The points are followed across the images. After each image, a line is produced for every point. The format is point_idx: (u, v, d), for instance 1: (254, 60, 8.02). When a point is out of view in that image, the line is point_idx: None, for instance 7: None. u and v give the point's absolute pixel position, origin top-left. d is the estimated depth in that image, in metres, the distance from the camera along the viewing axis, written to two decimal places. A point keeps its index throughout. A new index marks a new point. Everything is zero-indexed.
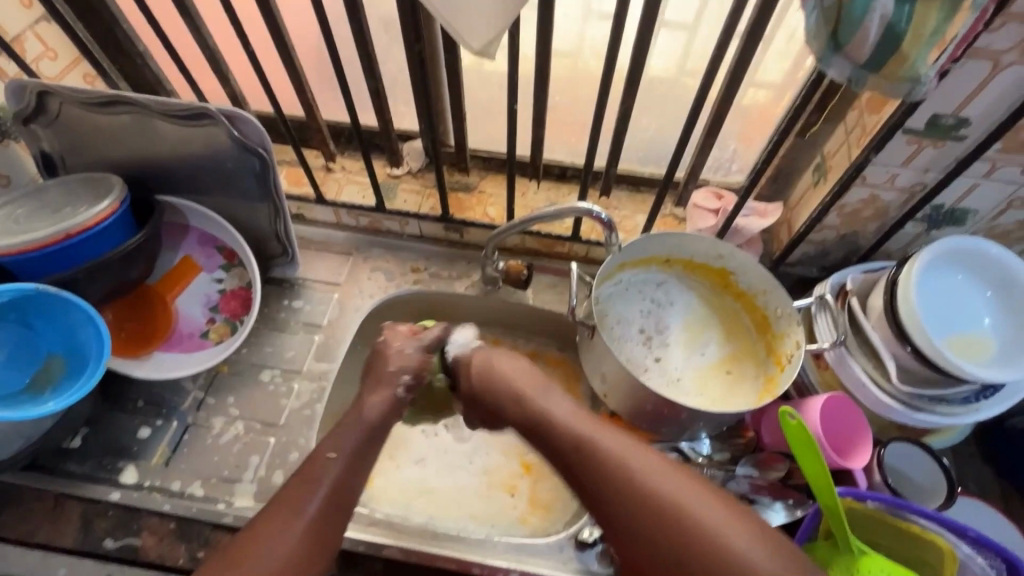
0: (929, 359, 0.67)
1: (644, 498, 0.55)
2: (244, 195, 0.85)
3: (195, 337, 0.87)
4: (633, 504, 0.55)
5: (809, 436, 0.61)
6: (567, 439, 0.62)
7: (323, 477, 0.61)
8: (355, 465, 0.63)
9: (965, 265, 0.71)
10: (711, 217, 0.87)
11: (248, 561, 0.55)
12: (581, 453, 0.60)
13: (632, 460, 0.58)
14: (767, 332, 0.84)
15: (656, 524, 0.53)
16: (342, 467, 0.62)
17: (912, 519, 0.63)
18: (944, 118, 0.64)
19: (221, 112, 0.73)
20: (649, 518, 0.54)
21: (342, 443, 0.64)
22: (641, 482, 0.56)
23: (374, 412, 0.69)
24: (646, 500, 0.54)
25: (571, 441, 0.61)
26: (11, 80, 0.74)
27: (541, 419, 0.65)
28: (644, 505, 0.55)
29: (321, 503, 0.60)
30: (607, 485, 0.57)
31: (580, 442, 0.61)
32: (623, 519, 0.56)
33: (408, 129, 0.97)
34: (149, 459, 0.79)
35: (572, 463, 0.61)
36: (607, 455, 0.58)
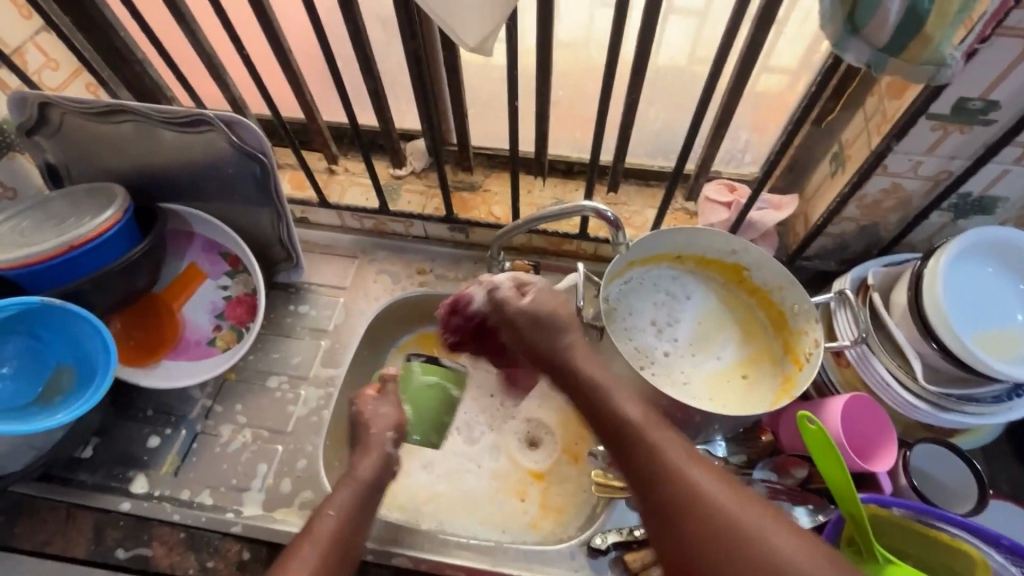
0: (956, 356, 0.64)
1: (725, 529, 0.52)
2: (245, 200, 0.84)
3: (202, 345, 0.86)
4: (712, 538, 0.52)
5: (830, 441, 0.58)
6: (647, 454, 0.57)
7: (327, 533, 0.61)
8: (355, 523, 0.63)
9: (994, 256, 0.67)
10: (722, 210, 0.84)
11: None
12: (659, 471, 0.56)
13: (718, 490, 0.54)
14: (784, 329, 0.80)
15: (722, 536, 0.51)
16: (346, 527, 0.62)
17: (941, 526, 0.59)
18: (971, 102, 0.60)
19: (218, 118, 0.73)
20: (712, 531, 0.52)
21: (340, 501, 0.64)
22: (710, 503, 0.53)
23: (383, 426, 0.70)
24: (730, 536, 0.51)
25: (633, 438, 0.59)
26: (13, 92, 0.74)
27: (602, 417, 0.62)
28: (705, 517, 0.53)
29: (324, 561, 0.58)
30: (684, 514, 0.54)
31: (661, 456, 0.57)
32: (679, 529, 0.54)
33: (410, 129, 0.95)
34: (159, 468, 0.79)
35: (645, 480, 0.57)
36: (693, 486, 0.54)
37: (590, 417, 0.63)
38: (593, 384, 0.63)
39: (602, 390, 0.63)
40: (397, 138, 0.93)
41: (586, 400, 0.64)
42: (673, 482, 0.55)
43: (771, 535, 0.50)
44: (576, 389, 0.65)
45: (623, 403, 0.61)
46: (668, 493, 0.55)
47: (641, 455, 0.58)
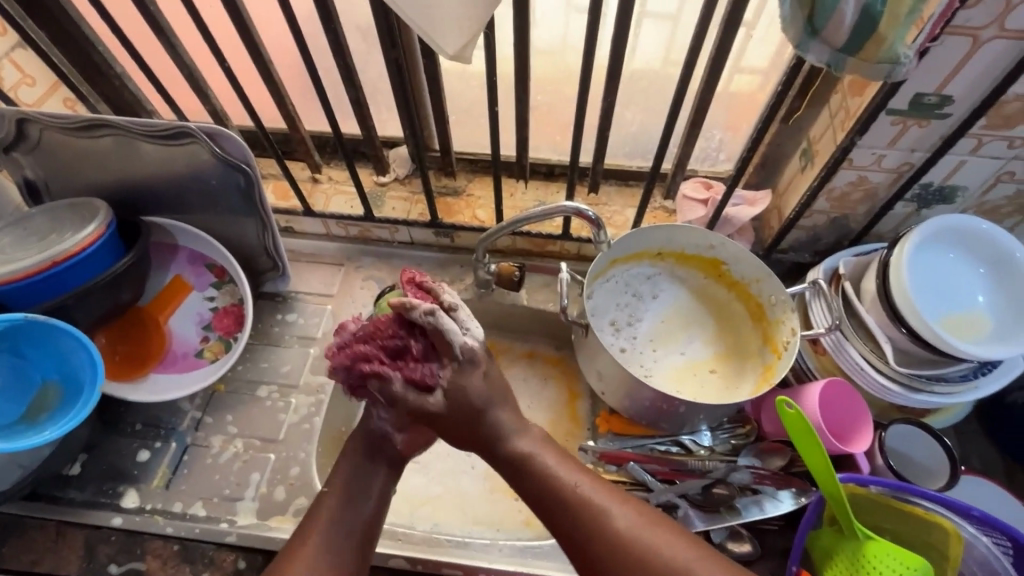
0: (924, 339, 0.67)
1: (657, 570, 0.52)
2: (229, 210, 0.85)
3: (189, 357, 0.86)
4: None
5: (807, 425, 0.61)
6: (571, 504, 0.57)
7: (337, 501, 0.62)
8: (357, 500, 0.62)
9: (956, 242, 0.71)
10: (699, 208, 0.86)
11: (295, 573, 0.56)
12: (584, 519, 0.56)
13: (640, 525, 0.55)
14: (763, 320, 0.83)
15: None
16: (351, 507, 0.61)
17: (916, 502, 0.62)
18: (927, 97, 0.63)
19: (201, 130, 0.73)
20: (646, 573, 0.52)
21: (337, 481, 0.63)
22: (643, 546, 0.53)
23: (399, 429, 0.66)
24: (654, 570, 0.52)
25: (557, 488, 0.58)
26: None
27: (525, 469, 0.61)
28: (637, 560, 0.53)
29: (335, 523, 0.60)
30: (608, 554, 0.54)
31: (589, 504, 0.56)
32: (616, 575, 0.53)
33: (392, 136, 0.96)
34: (150, 482, 0.78)
35: (571, 530, 0.56)
36: (617, 526, 0.55)
37: (510, 473, 0.62)
38: (505, 442, 0.62)
39: (520, 449, 0.62)
40: (380, 146, 0.94)
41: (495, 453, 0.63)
42: (595, 524, 0.55)
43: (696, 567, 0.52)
44: (487, 448, 0.63)
45: (543, 456, 0.61)
46: (595, 538, 0.55)
47: (564, 507, 0.57)
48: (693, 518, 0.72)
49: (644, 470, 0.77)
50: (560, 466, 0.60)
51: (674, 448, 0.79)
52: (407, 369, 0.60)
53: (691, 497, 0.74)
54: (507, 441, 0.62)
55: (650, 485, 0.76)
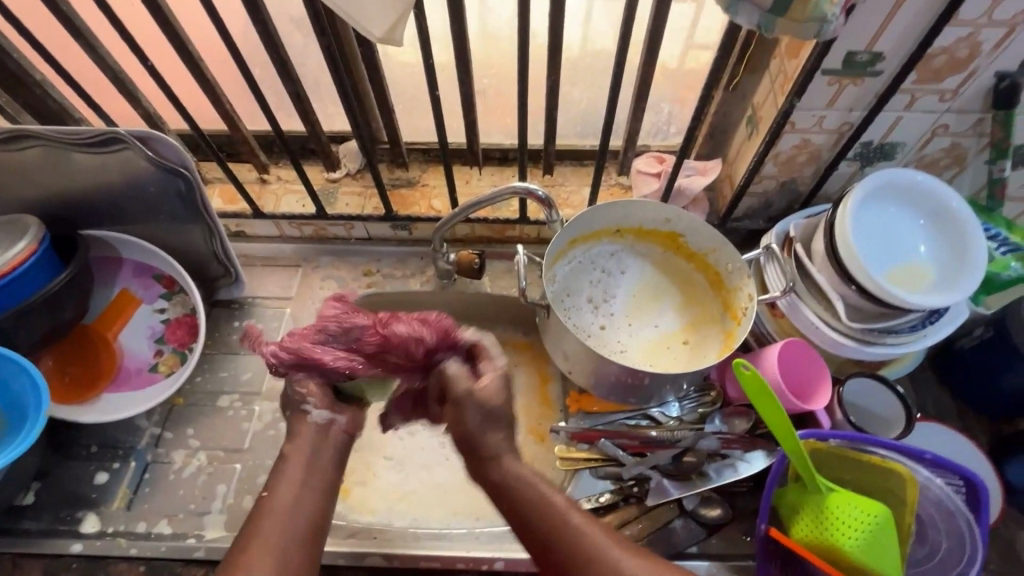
0: (871, 294, 0.68)
1: None
2: (173, 218, 0.81)
3: (143, 373, 0.83)
4: None
5: (763, 384, 0.62)
6: (568, 543, 0.56)
7: (280, 503, 0.58)
8: (304, 501, 0.58)
9: (896, 196, 0.72)
10: (653, 181, 0.86)
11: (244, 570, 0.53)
12: (579, 557, 0.55)
13: (627, 556, 0.55)
14: (721, 289, 0.84)
15: None
16: (294, 508, 0.58)
17: (872, 450, 0.64)
18: (858, 55, 0.65)
19: (132, 134, 0.70)
20: None
21: (280, 485, 0.59)
22: None
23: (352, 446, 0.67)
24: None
25: (546, 520, 0.57)
26: None
27: (514, 499, 0.59)
28: None
29: (283, 524, 0.56)
30: None
31: (579, 539, 0.56)
32: None
33: (340, 131, 0.94)
34: (110, 504, 0.76)
35: (563, 562, 0.55)
36: (615, 566, 0.54)
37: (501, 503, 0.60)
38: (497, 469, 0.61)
39: (522, 487, 0.59)
40: (328, 142, 0.92)
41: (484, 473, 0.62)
42: (585, 557, 0.55)
43: None
44: (480, 478, 0.62)
45: (533, 481, 0.60)
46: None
47: (562, 545, 0.56)
48: (667, 487, 0.73)
49: (615, 445, 0.77)
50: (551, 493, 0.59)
51: (643, 422, 0.80)
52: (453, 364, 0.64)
53: (663, 468, 0.74)
54: (508, 471, 0.61)
55: (623, 459, 0.75)
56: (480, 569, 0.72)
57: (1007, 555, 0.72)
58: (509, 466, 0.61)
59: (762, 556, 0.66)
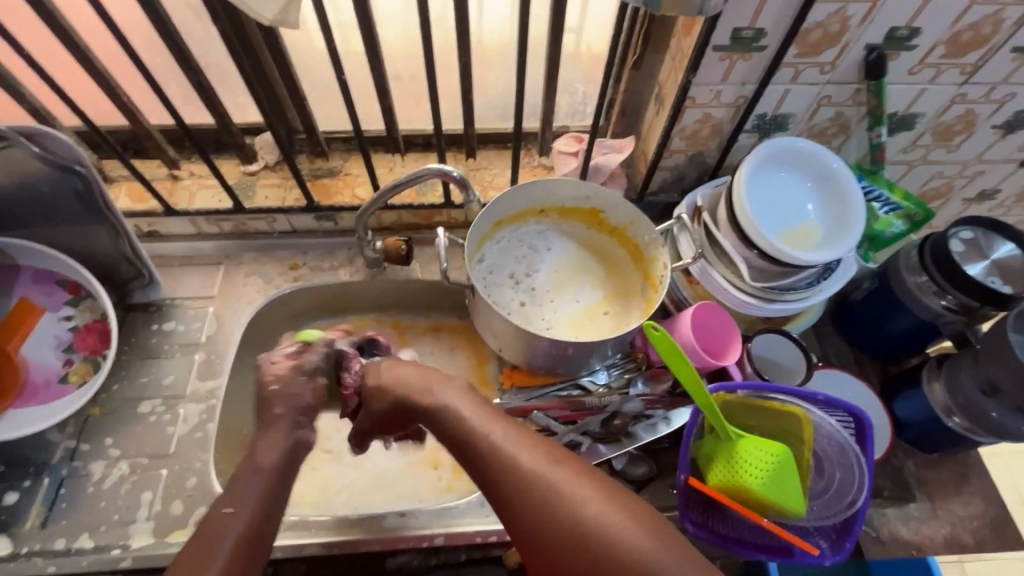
0: (769, 255, 0.74)
1: (555, 504, 0.54)
2: (72, 220, 0.77)
3: (52, 385, 0.78)
4: (542, 511, 0.54)
5: (672, 343, 0.66)
6: (499, 466, 0.57)
7: (249, 507, 0.56)
8: (267, 514, 0.57)
9: (785, 161, 0.78)
10: (572, 160, 0.90)
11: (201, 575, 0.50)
12: (510, 476, 0.56)
13: (541, 463, 0.56)
14: (641, 260, 0.88)
15: (552, 514, 0.54)
16: (262, 513, 0.56)
17: (774, 396, 0.70)
18: (744, 31, 0.69)
19: (14, 131, 0.64)
20: (545, 511, 0.54)
21: (243, 497, 0.56)
22: (544, 484, 0.55)
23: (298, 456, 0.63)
24: (561, 508, 0.53)
25: (469, 436, 0.60)
26: None
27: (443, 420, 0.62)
28: (539, 496, 0.55)
29: (250, 532, 0.55)
30: (513, 489, 0.56)
31: (496, 450, 0.58)
32: (520, 512, 0.55)
33: (254, 122, 0.92)
34: (22, 524, 0.72)
35: (485, 473, 0.58)
36: (527, 472, 0.56)
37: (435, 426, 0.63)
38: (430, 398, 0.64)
39: (458, 418, 0.61)
40: (240, 133, 0.89)
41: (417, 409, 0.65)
42: (501, 464, 0.57)
43: (591, 504, 0.54)
44: (419, 407, 0.65)
45: (464, 407, 0.62)
46: (513, 490, 0.55)
47: (494, 466, 0.57)
48: (600, 449, 0.77)
49: (548, 416, 0.79)
50: (484, 421, 0.61)
51: (574, 391, 0.83)
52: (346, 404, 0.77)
53: (593, 433, 0.78)
54: (432, 392, 0.64)
55: (555, 429, 0.78)
56: (422, 546, 0.74)
57: (899, 483, 0.79)
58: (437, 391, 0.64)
59: (682, 504, 0.70)
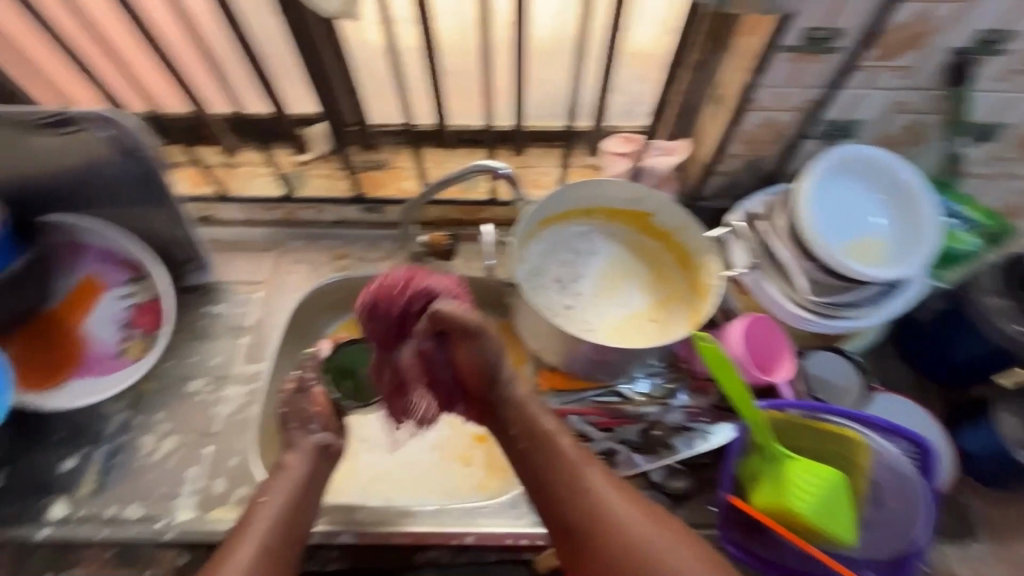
0: (831, 269, 0.70)
1: (619, 530, 0.59)
2: (135, 203, 0.80)
3: (111, 359, 0.82)
4: (604, 532, 0.59)
5: (722, 355, 0.63)
6: (567, 482, 0.62)
7: (284, 493, 0.64)
8: (300, 504, 0.64)
9: (853, 171, 0.74)
10: (621, 161, 0.87)
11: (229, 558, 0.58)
12: (574, 493, 0.61)
13: (610, 487, 0.62)
14: (690, 267, 0.85)
15: (614, 537, 0.59)
16: (295, 506, 0.64)
17: (828, 419, 0.67)
18: (817, 30, 0.65)
19: (89, 116, 0.68)
20: (608, 534, 0.59)
21: (278, 487, 0.65)
22: (610, 509, 0.60)
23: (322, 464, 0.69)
24: (624, 534, 0.59)
25: (540, 447, 0.64)
26: None
27: (515, 427, 0.67)
28: (603, 518, 0.60)
29: (281, 525, 0.62)
30: (576, 505, 0.61)
31: (567, 466, 0.63)
32: (580, 528, 0.60)
33: (306, 113, 0.89)
34: (78, 489, 0.75)
35: (549, 483, 0.63)
36: (595, 494, 0.61)
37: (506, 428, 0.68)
38: (517, 406, 0.67)
39: (543, 433, 0.65)
40: (294, 124, 0.90)
41: (492, 399, 0.69)
42: (569, 479, 0.62)
43: (653, 536, 0.59)
44: (491, 401, 0.69)
45: (542, 417, 0.66)
46: (576, 506, 0.61)
47: (560, 480, 0.62)
48: (636, 459, 0.75)
49: (585, 422, 0.78)
50: (557, 431, 0.66)
51: (613, 398, 0.80)
52: (447, 284, 0.70)
53: (631, 442, 0.76)
54: (507, 394, 0.68)
55: (591, 436, 0.77)
56: (450, 544, 0.73)
57: (959, 519, 0.74)
58: (514, 394, 0.68)
59: (722, 522, 0.68)
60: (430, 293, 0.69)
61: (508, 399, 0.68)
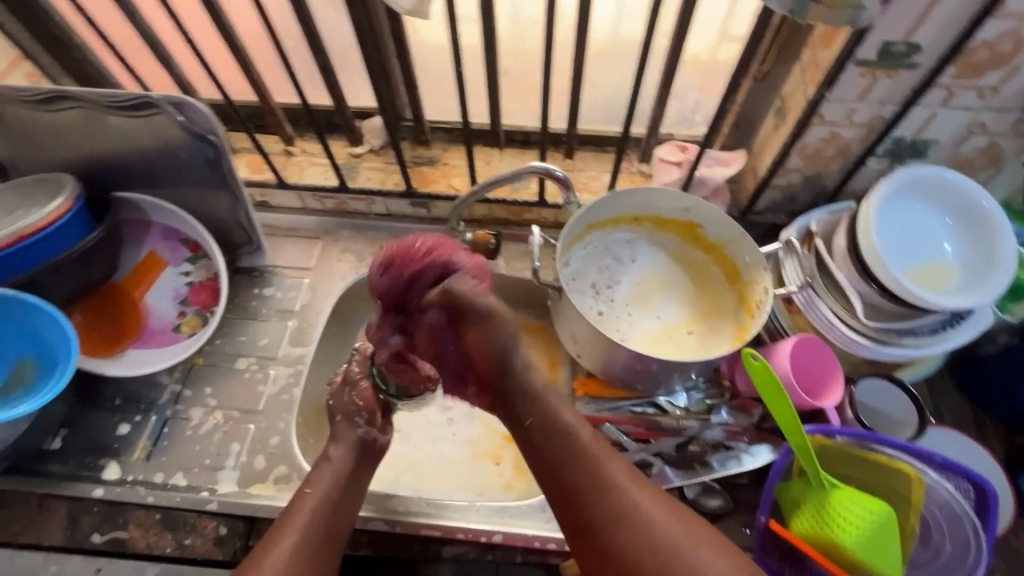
0: (893, 293, 0.67)
1: (641, 526, 0.57)
2: (200, 184, 0.83)
3: (167, 332, 0.86)
4: (626, 528, 0.57)
5: (772, 375, 0.61)
6: (589, 477, 0.61)
7: (328, 484, 0.67)
8: (344, 497, 0.67)
9: (921, 192, 0.71)
10: (675, 170, 0.85)
11: (272, 543, 0.60)
12: (596, 488, 0.60)
13: (632, 484, 0.60)
14: (738, 281, 0.83)
15: (636, 533, 0.57)
16: (336, 500, 0.66)
17: (880, 449, 0.64)
18: (895, 45, 0.63)
19: (165, 100, 0.71)
20: (629, 529, 0.57)
21: (321, 479, 0.67)
22: (632, 505, 0.58)
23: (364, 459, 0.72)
24: (646, 530, 0.57)
25: (561, 441, 0.65)
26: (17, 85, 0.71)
27: (535, 418, 0.67)
28: (624, 512, 0.58)
29: (323, 518, 0.64)
30: (599, 501, 0.60)
31: (588, 460, 0.62)
32: (602, 524, 0.59)
33: (365, 106, 0.94)
34: (131, 454, 0.79)
35: (571, 477, 0.62)
36: (617, 489, 0.60)
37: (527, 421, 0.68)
38: (537, 398, 0.68)
39: (563, 426, 0.66)
40: (352, 117, 0.92)
41: (510, 388, 0.69)
42: (590, 474, 0.61)
43: (677, 534, 0.56)
44: (510, 391, 0.69)
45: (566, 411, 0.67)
46: (598, 502, 0.60)
47: (581, 474, 0.62)
48: (669, 474, 0.74)
49: (619, 430, 0.77)
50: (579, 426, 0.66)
51: (650, 409, 0.79)
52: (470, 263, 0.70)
53: (666, 455, 0.75)
54: (527, 383, 0.69)
55: (626, 445, 0.76)
56: (478, 541, 0.74)
57: (1016, 567, 0.70)
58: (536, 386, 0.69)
59: (760, 548, 0.65)
60: (448, 266, 0.69)
61: (519, 384, 0.69)
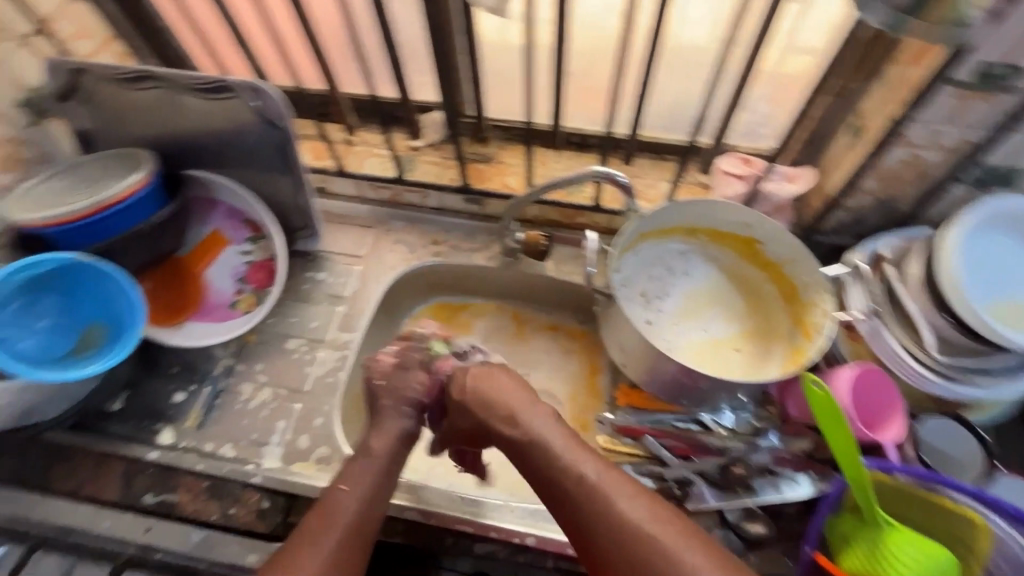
0: (970, 328, 0.64)
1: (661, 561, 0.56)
2: (266, 168, 0.86)
3: (224, 308, 0.89)
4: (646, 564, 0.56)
5: (835, 404, 0.58)
6: (602, 511, 0.60)
7: (362, 482, 0.67)
8: (378, 493, 0.67)
9: (1006, 225, 0.67)
10: (736, 183, 0.82)
11: (306, 548, 0.61)
12: (609, 523, 0.59)
13: (647, 517, 0.58)
14: (795, 302, 0.80)
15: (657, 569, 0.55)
16: (366, 499, 0.65)
17: (944, 492, 0.60)
18: (995, 66, 0.59)
19: (242, 85, 0.74)
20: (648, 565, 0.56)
21: (357, 479, 0.67)
22: (651, 538, 0.57)
23: (400, 450, 0.71)
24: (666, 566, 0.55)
25: (562, 477, 0.63)
26: (109, 64, 0.74)
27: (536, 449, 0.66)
28: (643, 547, 0.57)
29: (356, 520, 0.64)
30: (616, 537, 0.58)
31: (598, 493, 0.61)
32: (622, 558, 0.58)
33: (425, 100, 0.93)
34: (184, 421, 0.83)
35: (582, 513, 0.61)
36: (631, 524, 0.58)
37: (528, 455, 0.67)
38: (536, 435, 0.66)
39: (561, 464, 0.64)
40: (413, 110, 0.93)
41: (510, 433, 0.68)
42: (601, 510, 0.60)
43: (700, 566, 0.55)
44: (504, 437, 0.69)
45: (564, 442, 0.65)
46: (613, 536, 0.58)
47: (591, 511, 0.60)
48: (707, 495, 0.72)
49: (659, 445, 0.77)
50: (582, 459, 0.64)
51: (693, 426, 0.78)
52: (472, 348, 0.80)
53: (707, 475, 0.73)
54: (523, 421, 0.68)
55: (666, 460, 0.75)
56: (510, 541, 0.74)
57: None
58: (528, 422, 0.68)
59: None
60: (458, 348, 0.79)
61: (518, 424, 0.68)
